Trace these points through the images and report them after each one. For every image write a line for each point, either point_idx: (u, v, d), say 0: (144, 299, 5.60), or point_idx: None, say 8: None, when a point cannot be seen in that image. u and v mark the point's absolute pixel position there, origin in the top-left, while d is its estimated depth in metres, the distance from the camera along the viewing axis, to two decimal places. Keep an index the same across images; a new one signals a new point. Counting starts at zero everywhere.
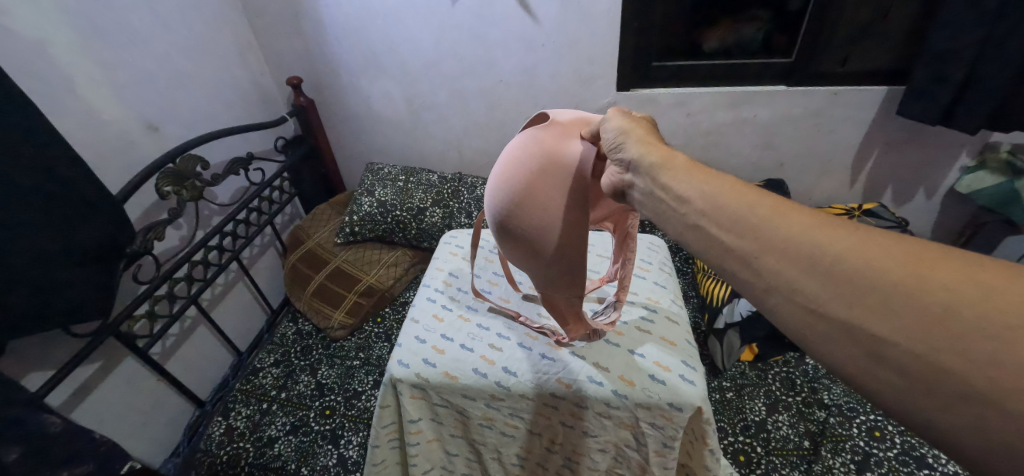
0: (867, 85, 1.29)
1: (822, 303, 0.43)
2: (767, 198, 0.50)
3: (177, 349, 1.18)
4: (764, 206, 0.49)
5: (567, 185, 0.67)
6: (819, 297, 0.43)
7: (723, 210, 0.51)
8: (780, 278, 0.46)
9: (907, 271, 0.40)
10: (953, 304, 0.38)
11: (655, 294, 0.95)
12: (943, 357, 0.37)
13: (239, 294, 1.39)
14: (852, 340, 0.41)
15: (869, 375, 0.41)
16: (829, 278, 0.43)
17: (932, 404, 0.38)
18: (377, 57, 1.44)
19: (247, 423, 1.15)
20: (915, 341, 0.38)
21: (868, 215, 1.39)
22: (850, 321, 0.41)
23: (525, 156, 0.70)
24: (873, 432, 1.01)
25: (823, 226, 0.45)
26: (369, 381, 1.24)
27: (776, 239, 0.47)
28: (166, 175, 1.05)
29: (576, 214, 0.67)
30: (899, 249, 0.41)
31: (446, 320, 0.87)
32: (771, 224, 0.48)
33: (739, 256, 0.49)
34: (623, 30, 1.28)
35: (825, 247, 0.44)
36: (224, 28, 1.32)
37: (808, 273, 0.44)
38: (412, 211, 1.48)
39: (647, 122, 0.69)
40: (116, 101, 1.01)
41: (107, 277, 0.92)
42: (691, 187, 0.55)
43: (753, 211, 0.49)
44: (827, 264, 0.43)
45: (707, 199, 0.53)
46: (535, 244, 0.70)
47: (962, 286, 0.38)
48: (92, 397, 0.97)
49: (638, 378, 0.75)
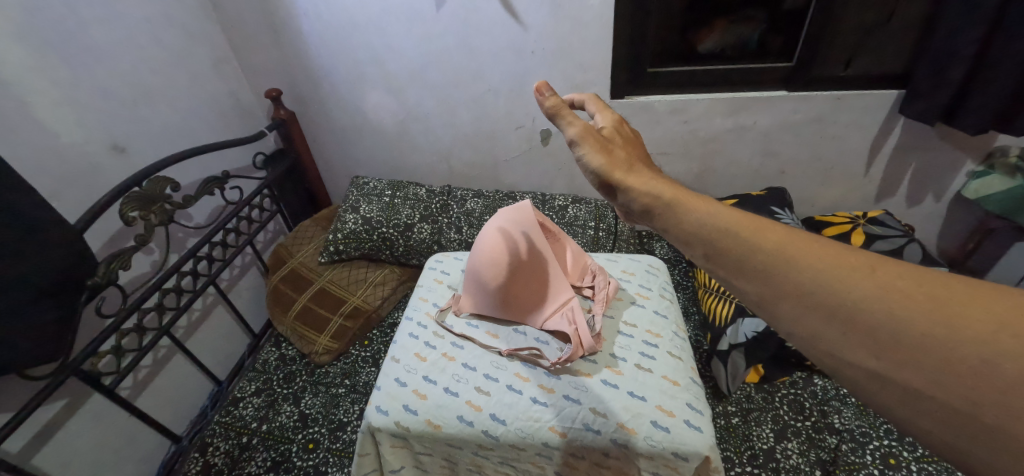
0: (875, 90, 1.23)
1: (844, 335, 0.35)
2: (769, 231, 0.41)
3: (150, 382, 1.11)
4: (769, 240, 0.41)
5: (477, 282, 0.89)
6: (841, 345, 0.36)
7: (724, 252, 0.43)
8: (793, 322, 0.38)
9: (936, 319, 0.33)
10: (992, 354, 0.31)
11: (657, 325, 0.89)
12: (987, 410, 0.30)
13: (218, 318, 1.32)
14: (882, 390, 0.34)
15: (909, 426, 0.34)
16: (847, 321, 0.35)
17: (988, 466, 0.31)
18: (360, 67, 1.37)
19: (226, 459, 1.08)
20: (954, 392, 0.31)
21: (874, 223, 1.34)
22: (874, 368, 0.34)
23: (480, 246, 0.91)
24: (888, 459, 0.95)
25: (834, 267, 0.37)
26: (355, 410, 1.17)
27: (786, 283, 0.39)
28: (131, 199, 0.97)
29: (507, 287, 0.86)
30: (927, 294, 0.34)
31: (429, 359, 0.83)
32: (780, 267, 0.39)
33: (745, 296, 0.41)
34: (617, 36, 1.22)
35: (838, 295, 0.36)
36: (198, 41, 1.26)
37: (824, 321, 0.36)
38: (400, 227, 1.42)
39: (598, 104, 0.64)
40: (75, 121, 0.94)
41: (63, 312, 0.85)
42: (691, 216, 0.46)
43: (758, 250, 0.41)
44: (847, 311, 0.36)
45: (707, 241, 0.44)
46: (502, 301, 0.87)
47: (1004, 333, 0.31)
48: (55, 442, 0.90)
49: (640, 425, 0.71)
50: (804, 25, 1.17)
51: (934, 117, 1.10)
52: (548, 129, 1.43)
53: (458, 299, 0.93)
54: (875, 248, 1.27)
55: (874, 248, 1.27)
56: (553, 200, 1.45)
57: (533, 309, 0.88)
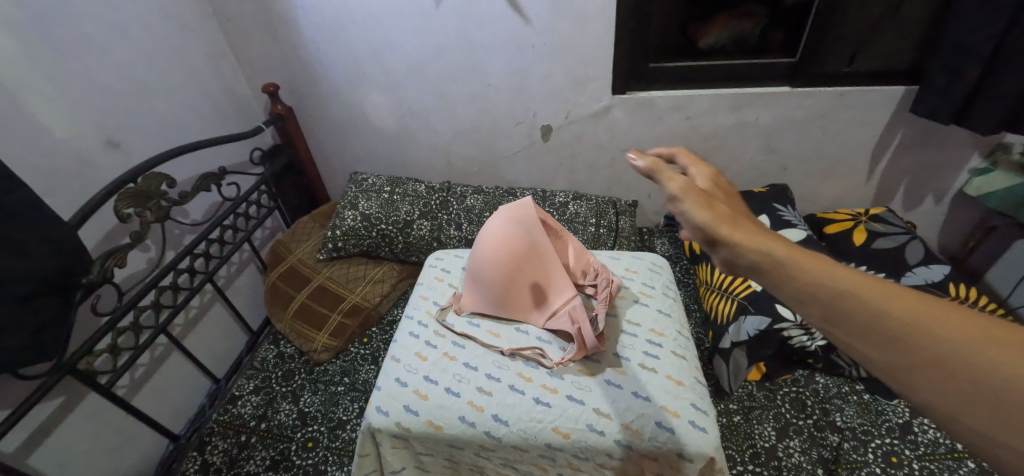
0: (879, 86, 1.22)
1: (996, 414, 0.32)
2: (904, 294, 0.37)
3: (148, 381, 1.10)
4: (905, 304, 0.36)
5: (477, 280, 0.88)
6: (993, 427, 0.32)
7: (848, 312, 0.38)
8: (931, 394, 0.34)
9: None
10: None
11: (661, 324, 0.88)
12: None
13: (216, 315, 1.30)
14: None
15: None
16: (1001, 401, 0.32)
17: None
18: (359, 62, 1.36)
19: (225, 458, 1.07)
20: None
21: (876, 220, 1.33)
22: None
23: (483, 243, 0.89)
24: (890, 457, 0.95)
25: (984, 341, 0.33)
26: (355, 408, 1.16)
27: (926, 354, 0.35)
28: (126, 196, 0.96)
29: (510, 285, 0.85)
30: None
31: (430, 359, 0.82)
32: (919, 336, 0.35)
33: (871, 361, 0.37)
34: (619, 30, 1.20)
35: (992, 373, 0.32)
36: (193, 34, 1.24)
37: (971, 395, 0.33)
38: (399, 224, 1.41)
39: (689, 159, 0.58)
40: (67, 116, 0.92)
41: (59, 310, 0.83)
42: (809, 275, 0.41)
43: (892, 314, 0.36)
44: (1002, 393, 0.32)
45: (829, 298, 0.39)
46: (505, 299, 0.86)
47: None
48: (51, 441, 0.89)
49: (645, 426, 0.70)
50: (808, 20, 1.16)
51: (948, 117, 1.08)
52: (548, 125, 1.42)
53: (458, 298, 0.92)
54: (878, 246, 1.27)
55: (876, 246, 1.27)
56: (553, 196, 1.43)
57: (535, 307, 0.87)
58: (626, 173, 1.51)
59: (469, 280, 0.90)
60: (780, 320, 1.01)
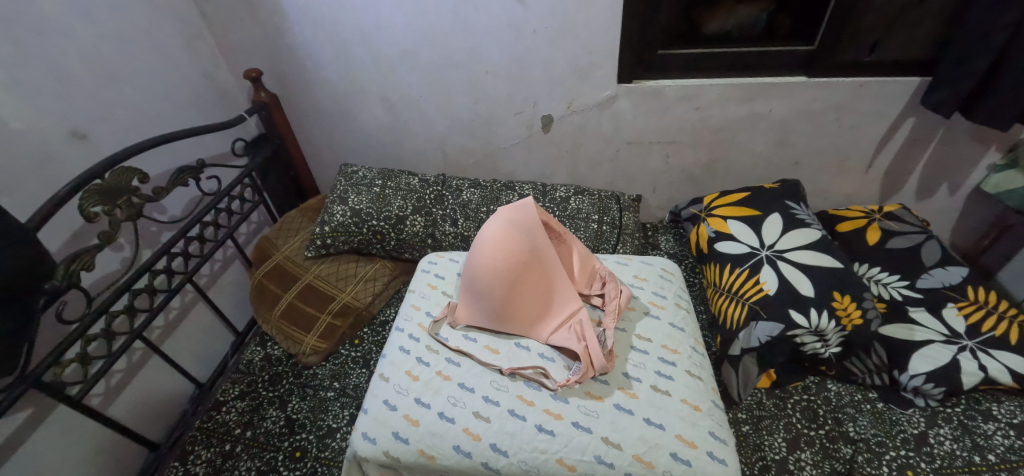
0: (901, 76, 1.15)
1: None
2: None
3: (125, 388, 1.04)
4: None
5: (474, 289, 0.82)
6: None
7: None
8: None
9: None
10: None
11: (673, 340, 0.83)
12: None
13: (198, 316, 1.24)
14: None
15: None
16: None
17: None
18: (347, 46, 1.26)
19: (207, 469, 1.02)
20: None
21: (890, 218, 1.27)
22: None
23: (482, 249, 0.81)
24: (906, 470, 0.90)
25: None
26: (345, 415, 1.10)
27: None
28: (92, 194, 0.88)
29: (510, 296, 0.79)
30: None
31: (422, 379, 0.76)
32: None
33: None
34: (626, 14, 1.12)
35: None
36: (168, 14, 1.14)
37: None
38: (390, 220, 1.33)
39: None
40: (25, 105, 0.84)
41: (19, 318, 0.76)
42: None
43: None
44: None
45: None
46: (505, 310, 0.80)
47: None
48: (18, 457, 0.83)
49: (658, 458, 0.67)
50: (829, 5, 1.08)
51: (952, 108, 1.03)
52: (548, 115, 1.34)
53: (453, 310, 0.85)
54: (893, 246, 1.21)
55: (891, 246, 1.21)
56: (553, 191, 1.36)
57: (537, 320, 0.82)
58: (629, 166, 1.44)
59: (465, 289, 0.84)
60: (793, 327, 0.99)
